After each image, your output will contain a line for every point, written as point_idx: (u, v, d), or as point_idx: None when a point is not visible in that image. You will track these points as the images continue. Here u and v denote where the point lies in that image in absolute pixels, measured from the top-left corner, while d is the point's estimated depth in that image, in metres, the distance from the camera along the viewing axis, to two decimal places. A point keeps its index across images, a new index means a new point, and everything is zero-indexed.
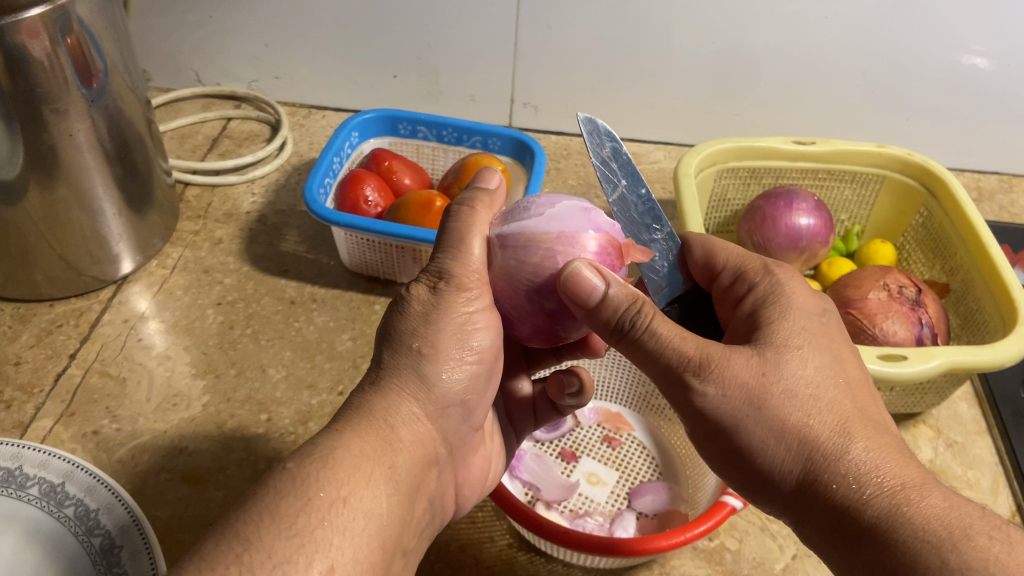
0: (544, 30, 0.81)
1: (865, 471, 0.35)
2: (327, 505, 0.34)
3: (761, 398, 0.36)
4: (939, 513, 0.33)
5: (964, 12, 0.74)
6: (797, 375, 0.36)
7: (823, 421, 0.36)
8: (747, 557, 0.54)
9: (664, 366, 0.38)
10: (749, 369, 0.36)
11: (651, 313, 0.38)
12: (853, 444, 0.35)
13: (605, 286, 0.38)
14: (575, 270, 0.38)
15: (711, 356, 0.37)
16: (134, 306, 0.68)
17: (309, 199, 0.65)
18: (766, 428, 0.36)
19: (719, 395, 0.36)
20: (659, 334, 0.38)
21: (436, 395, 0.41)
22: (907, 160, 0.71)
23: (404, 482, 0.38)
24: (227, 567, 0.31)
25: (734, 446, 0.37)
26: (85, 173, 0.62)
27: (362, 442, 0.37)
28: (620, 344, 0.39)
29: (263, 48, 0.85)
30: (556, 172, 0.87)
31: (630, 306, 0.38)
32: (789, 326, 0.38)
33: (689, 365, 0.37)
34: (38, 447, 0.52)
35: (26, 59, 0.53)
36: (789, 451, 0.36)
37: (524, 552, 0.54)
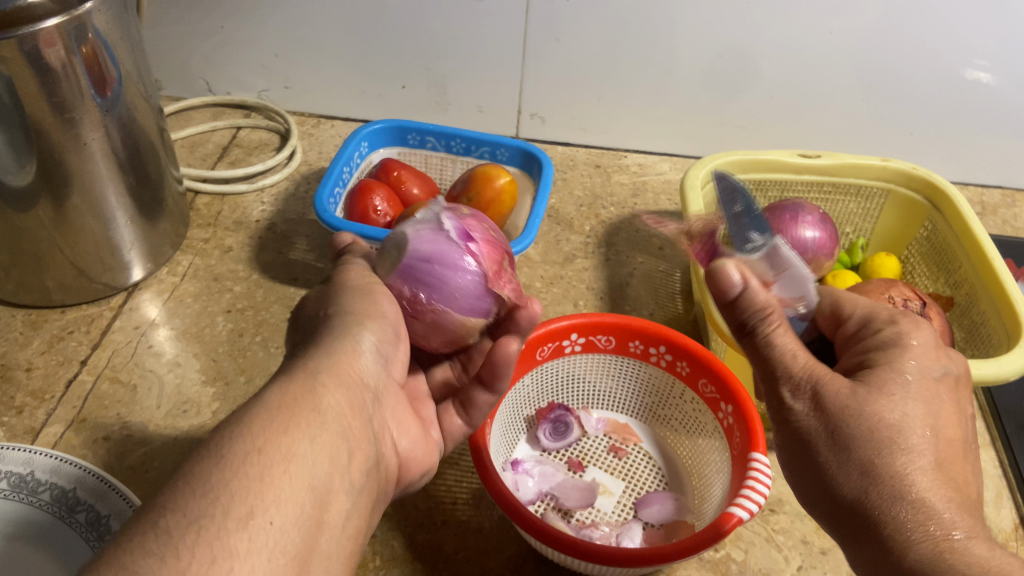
0: (551, 42, 0.81)
1: (924, 514, 0.36)
2: (243, 456, 0.31)
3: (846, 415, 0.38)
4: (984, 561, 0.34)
5: (967, 27, 0.75)
6: (900, 409, 0.38)
7: (907, 457, 0.37)
8: (752, 568, 0.54)
9: (769, 366, 0.41)
10: (843, 394, 0.38)
11: (776, 322, 0.41)
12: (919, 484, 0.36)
13: (744, 284, 0.41)
14: (724, 267, 0.41)
15: (815, 377, 0.39)
16: (144, 313, 0.69)
17: (319, 209, 0.66)
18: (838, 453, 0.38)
19: (806, 414, 0.39)
20: (777, 342, 0.41)
21: (354, 350, 0.41)
22: (912, 174, 0.72)
23: (333, 422, 0.36)
24: (145, 535, 0.27)
25: (813, 467, 0.39)
26: (98, 180, 0.62)
27: (281, 395, 0.35)
28: (744, 342, 0.43)
29: (274, 58, 0.86)
30: (563, 183, 0.88)
31: (768, 308, 0.41)
32: (893, 379, 0.39)
33: (790, 380, 0.40)
34: (49, 452, 0.53)
35: (43, 68, 0.53)
36: (850, 478, 0.38)
37: (532, 562, 0.54)
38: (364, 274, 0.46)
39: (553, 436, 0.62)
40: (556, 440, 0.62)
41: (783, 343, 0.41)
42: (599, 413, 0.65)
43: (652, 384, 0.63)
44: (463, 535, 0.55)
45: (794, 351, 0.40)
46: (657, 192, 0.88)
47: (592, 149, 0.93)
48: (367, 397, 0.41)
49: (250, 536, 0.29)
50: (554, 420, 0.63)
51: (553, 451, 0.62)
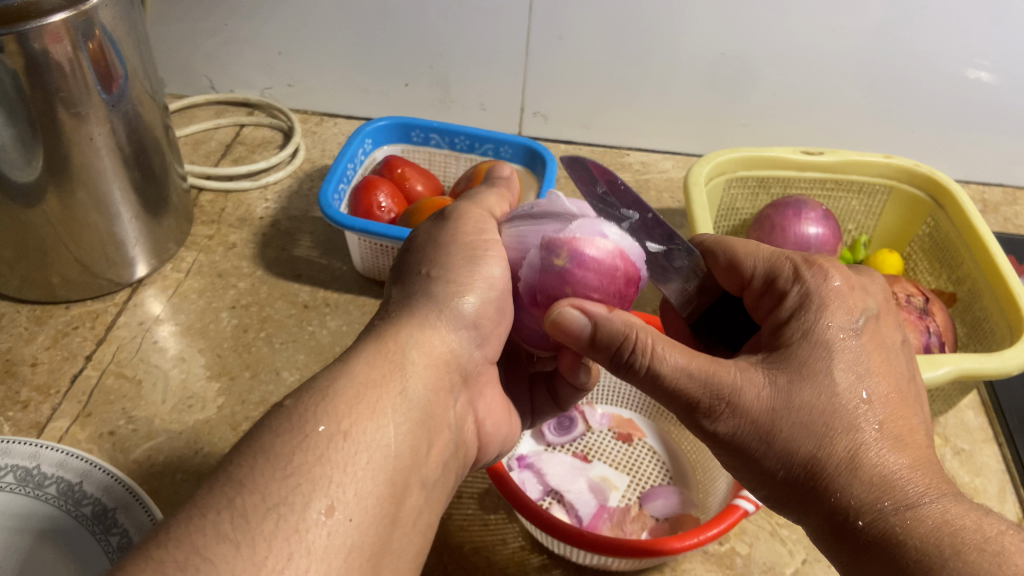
0: (555, 41, 0.82)
1: (882, 489, 0.35)
2: (325, 440, 0.33)
3: (770, 429, 0.36)
4: (951, 528, 0.33)
5: (969, 26, 0.76)
6: (816, 396, 0.36)
7: (840, 441, 0.36)
8: (757, 561, 0.54)
9: (675, 398, 0.38)
10: (758, 402, 0.36)
11: (647, 347, 0.38)
12: (869, 462, 0.35)
13: (593, 320, 0.39)
14: (563, 312, 0.39)
15: (720, 395, 0.37)
16: (149, 309, 0.69)
17: (324, 205, 0.66)
18: (776, 454, 0.37)
19: (732, 428, 0.37)
20: (660, 368, 0.38)
21: (450, 316, 0.42)
22: (915, 171, 0.72)
23: (419, 408, 0.37)
24: (220, 513, 0.29)
25: (748, 462, 0.38)
26: (103, 176, 0.62)
27: (369, 368, 0.37)
28: (625, 375, 0.40)
29: (277, 56, 0.86)
30: (566, 181, 0.88)
31: (627, 334, 0.38)
32: (809, 348, 0.37)
33: (700, 406, 0.38)
34: (56, 446, 0.53)
35: (48, 64, 0.54)
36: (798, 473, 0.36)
37: (537, 555, 0.54)
38: (477, 228, 0.44)
39: (558, 431, 0.62)
40: (560, 434, 0.62)
41: (669, 366, 0.38)
42: (604, 408, 0.65)
43: None
44: (468, 528, 0.55)
45: (683, 367, 0.38)
46: (659, 189, 0.89)
47: (595, 147, 0.94)
48: (456, 377, 0.42)
49: (328, 531, 0.30)
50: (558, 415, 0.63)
51: (558, 445, 0.62)
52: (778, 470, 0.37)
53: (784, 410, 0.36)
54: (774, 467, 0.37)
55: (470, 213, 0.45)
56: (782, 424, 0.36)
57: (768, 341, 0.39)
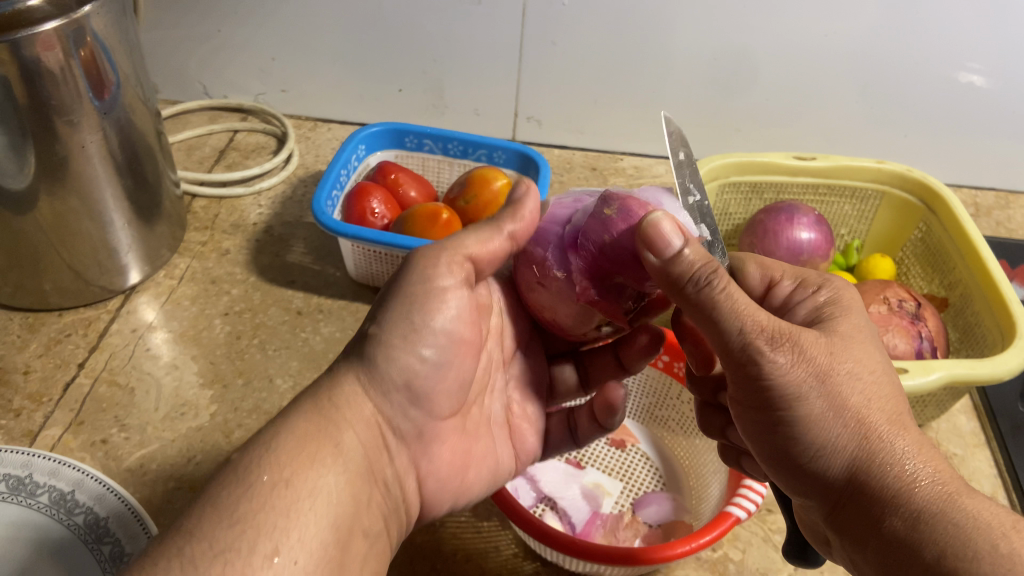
0: (548, 46, 0.82)
1: (910, 466, 0.36)
2: (268, 488, 0.35)
3: (824, 376, 0.37)
4: (979, 510, 0.35)
5: (961, 31, 0.76)
6: (856, 368, 0.38)
7: (877, 410, 0.38)
8: (750, 567, 0.55)
9: (734, 337, 0.38)
10: (819, 349, 0.38)
11: (726, 279, 0.38)
12: (900, 439, 0.37)
13: (684, 243, 0.37)
14: (657, 220, 0.38)
15: (787, 334, 0.38)
16: (142, 316, 0.69)
17: (317, 211, 0.66)
18: (825, 409, 0.37)
19: (787, 376, 0.37)
20: (735, 301, 0.38)
21: (380, 379, 0.42)
22: (906, 176, 0.72)
23: (353, 462, 0.39)
24: (172, 561, 0.32)
25: (793, 424, 0.38)
26: (95, 183, 0.62)
27: (305, 423, 0.39)
28: (691, 308, 0.39)
29: (271, 61, 0.86)
30: (559, 186, 0.88)
31: (711, 265, 0.38)
32: (845, 325, 0.41)
33: (764, 341, 0.38)
34: (49, 456, 0.53)
35: (41, 72, 0.54)
36: (840, 436, 0.37)
37: (530, 562, 0.54)
38: (449, 268, 0.43)
39: None
40: None
41: (741, 302, 0.38)
42: None
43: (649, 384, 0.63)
44: (462, 535, 0.55)
45: (755, 310, 0.38)
46: None
47: (589, 152, 0.94)
48: (389, 433, 0.43)
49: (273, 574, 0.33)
50: None
51: None
52: (828, 433, 0.37)
53: (834, 365, 0.38)
54: (810, 435, 0.38)
55: (435, 255, 0.43)
56: (833, 376, 0.38)
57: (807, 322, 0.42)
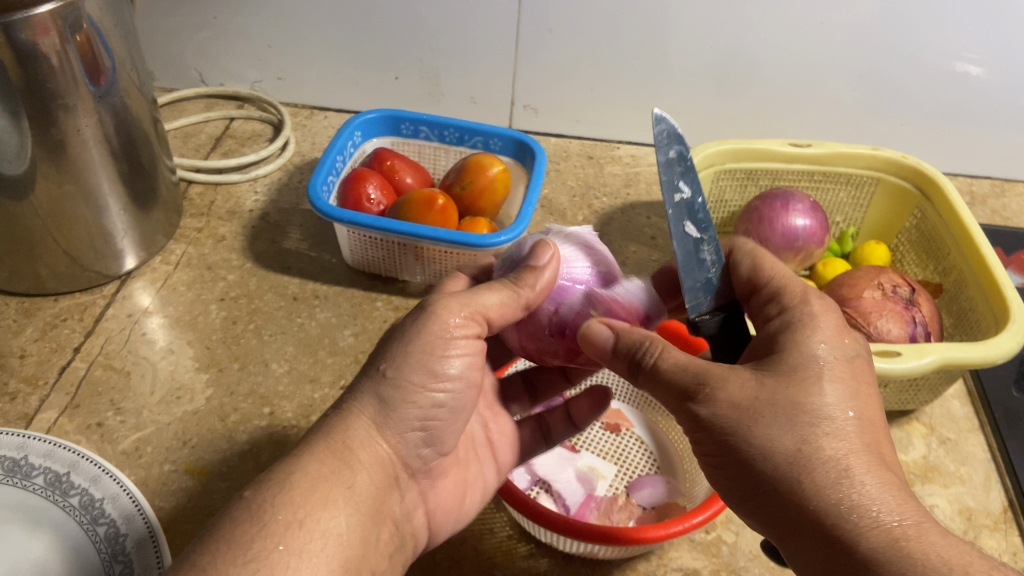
0: (544, 34, 0.82)
1: (863, 504, 0.34)
2: (283, 528, 0.35)
3: (752, 416, 0.36)
4: (940, 554, 0.33)
5: (957, 19, 0.76)
6: (807, 400, 0.36)
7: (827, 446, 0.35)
8: (743, 550, 0.55)
9: (672, 389, 0.39)
10: (743, 391, 0.37)
11: (660, 348, 0.40)
12: (854, 477, 0.35)
13: (613, 331, 0.42)
14: (589, 327, 0.43)
15: (709, 377, 0.38)
16: (138, 301, 0.69)
17: (312, 196, 0.66)
18: (759, 446, 0.36)
19: (712, 413, 0.37)
20: (664, 364, 0.39)
21: (396, 421, 0.41)
22: (901, 163, 0.72)
23: (365, 501, 0.39)
24: None
25: (734, 460, 0.37)
26: (91, 168, 0.62)
27: (319, 466, 0.38)
28: (643, 383, 0.41)
29: (267, 49, 0.86)
30: (555, 174, 0.88)
31: (644, 340, 0.41)
32: (800, 352, 0.38)
33: (689, 388, 0.38)
34: (44, 437, 0.53)
35: (37, 56, 0.54)
36: (777, 474, 0.36)
37: (524, 544, 0.54)
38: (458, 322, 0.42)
39: None
40: None
41: (672, 362, 0.39)
42: None
43: None
44: None
45: (685, 363, 0.39)
46: (649, 182, 0.89)
47: (585, 140, 0.94)
48: (400, 472, 0.43)
49: None
50: None
51: None
52: (764, 472, 0.36)
53: (773, 401, 0.36)
54: (756, 473, 0.36)
55: (448, 305, 0.42)
56: (760, 417, 0.36)
57: (762, 351, 0.40)
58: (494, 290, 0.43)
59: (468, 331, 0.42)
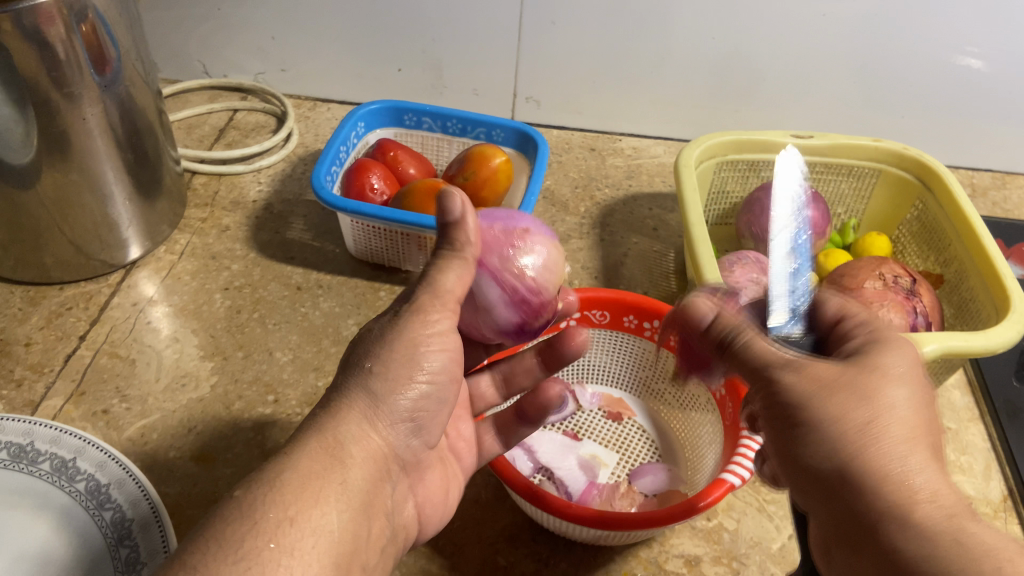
0: (547, 26, 0.82)
1: (919, 497, 0.32)
2: (274, 526, 0.35)
3: (828, 389, 0.34)
4: (991, 548, 0.31)
5: (959, 10, 0.76)
6: (888, 389, 0.34)
7: (894, 434, 0.33)
8: (744, 537, 0.55)
9: (754, 368, 0.37)
10: (828, 371, 0.35)
11: (756, 332, 0.38)
12: (912, 470, 0.33)
13: (716, 313, 0.40)
14: (695, 300, 0.41)
15: (803, 357, 0.36)
16: (142, 290, 0.69)
17: (317, 186, 0.66)
18: (828, 417, 0.34)
19: (795, 381, 0.35)
20: (758, 347, 0.37)
21: (386, 411, 0.42)
22: (903, 155, 0.73)
23: (356, 496, 0.39)
24: None
25: (795, 431, 0.36)
26: (96, 157, 0.63)
27: (311, 462, 0.38)
28: (730, 364, 0.39)
29: (270, 41, 0.87)
30: (558, 165, 0.89)
31: (743, 324, 0.39)
32: (884, 351, 0.36)
33: (776, 362, 0.36)
34: (49, 422, 0.53)
35: (42, 44, 0.54)
36: (840, 451, 0.33)
37: (526, 530, 0.55)
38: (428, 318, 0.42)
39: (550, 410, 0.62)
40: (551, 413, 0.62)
41: (766, 347, 0.37)
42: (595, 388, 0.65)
43: (646, 358, 0.64)
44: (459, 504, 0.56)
45: (777, 348, 0.37)
46: (651, 174, 0.89)
47: (587, 133, 0.94)
48: (392, 467, 0.43)
49: None
50: None
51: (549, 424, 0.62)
52: (824, 444, 0.34)
53: (849, 380, 0.34)
54: (817, 452, 0.35)
55: (422, 299, 0.42)
56: (836, 392, 0.34)
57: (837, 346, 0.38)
58: (449, 270, 0.42)
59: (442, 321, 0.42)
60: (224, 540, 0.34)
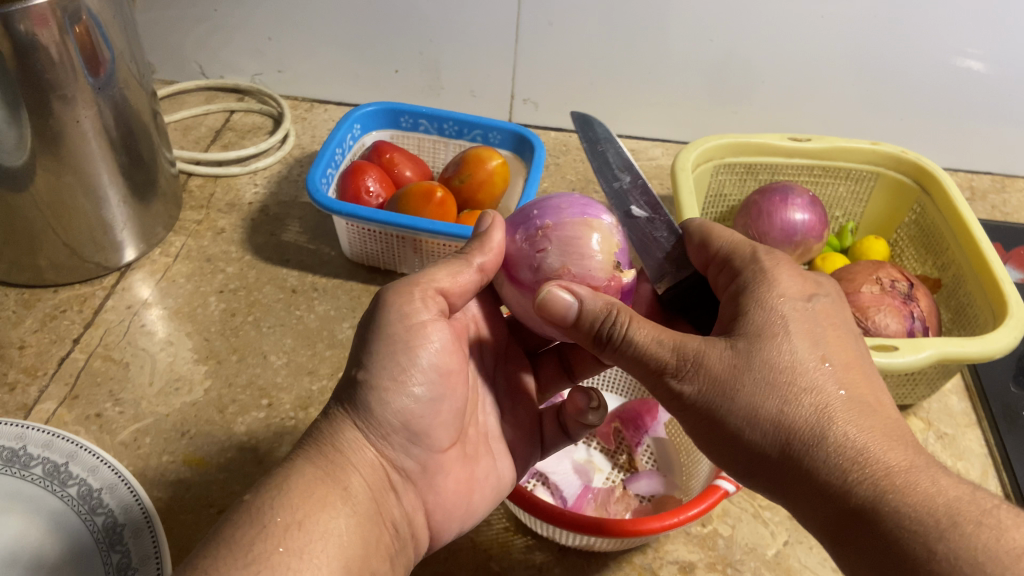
0: (544, 27, 0.82)
1: (856, 454, 0.35)
2: (281, 530, 0.35)
3: (731, 388, 0.37)
4: (933, 497, 0.33)
5: (958, 12, 0.76)
6: (776, 361, 0.37)
7: (801, 406, 0.36)
8: (739, 543, 0.55)
9: (646, 366, 0.40)
10: (721, 362, 0.37)
11: (627, 320, 0.40)
12: (834, 427, 0.35)
13: (577, 301, 0.40)
14: (549, 292, 0.40)
15: (687, 355, 0.38)
16: (137, 293, 0.69)
17: (312, 189, 0.66)
18: (742, 417, 0.37)
19: (695, 392, 0.38)
20: (636, 341, 0.39)
21: (382, 416, 0.42)
22: (901, 158, 0.72)
23: (359, 501, 0.39)
24: None
25: (723, 434, 0.38)
26: (90, 160, 0.62)
27: (312, 469, 0.39)
28: (609, 353, 0.41)
29: (267, 41, 0.86)
30: (555, 167, 0.88)
31: (609, 311, 0.40)
32: (764, 316, 0.38)
33: (667, 367, 0.39)
34: (42, 427, 0.53)
35: (35, 47, 0.54)
36: (766, 436, 0.36)
37: (521, 536, 0.54)
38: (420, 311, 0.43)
39: None
40: None
41: (643, 337, 0.39)
42: None
43: None
44: None
45: (657, 337, 0.39)
46: (648, 176, 0.89)
47: None
48: (394, 473, 0.43)
49: None
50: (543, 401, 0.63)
51: None
52: (756, 441, 0.37)
53: (749, 366, 0.37)
54: (757, 442, 0.37)
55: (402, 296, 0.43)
56: (738, 389, 0.37)
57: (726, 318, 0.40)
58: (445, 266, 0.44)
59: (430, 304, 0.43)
60: (223, 551, 0.34)
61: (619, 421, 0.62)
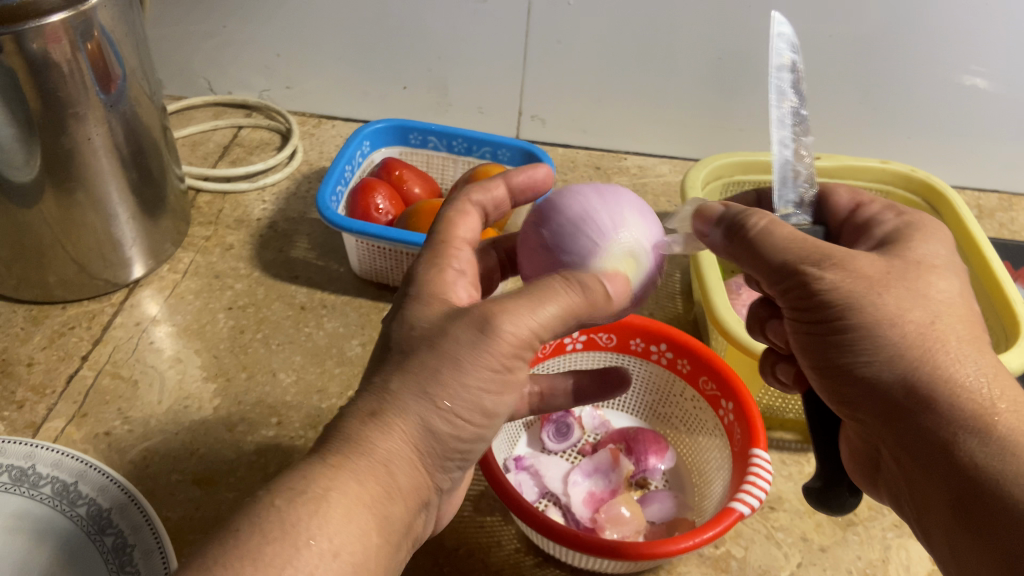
0: (552, 45, 0.82)
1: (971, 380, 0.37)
2: (317, 559, 0.30)
3: (877, 284, 0.38)
4: None
5: (964, 30, 0.76)
6: (936, 287, 0.39)
7: (943, 325, 0.38)
8: (752, 565, 0.54)
9: (783, 267, 0.40)
10: (868, 267, 0.38)
11: (766, 219, 0.41)
12: (964, 355, 0.37)
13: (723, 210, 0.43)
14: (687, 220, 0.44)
15: (836, 253, 0.39)
16: (145, 310, 0.69)
17: (322, 206, 0.66)
18: (882, 312, 0.38)
19: (836, 280, 0.38)
20: (773, 233, 0.40)
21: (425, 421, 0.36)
22: (910, 176, 0.73)
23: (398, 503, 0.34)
24: None
25: (846, 328, 0.39)
26: (101, 177, 0.62)
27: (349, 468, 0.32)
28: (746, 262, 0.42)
29: (276, 58, 0.87)
30: (563, 184, 0.88)
31: (749, 214, 0.42)
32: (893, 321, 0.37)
33: (808, 258, 0.39)
34: (52, 446, 0.52)
35: (47, 65, 0.54)
36: (899, 334, 0.37)
37: (532, 557, 0.54)
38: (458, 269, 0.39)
39: (558, 437, 0.62)
40: (559, 441, 0.62)
41: (786, 232, 0.40)
42: (599, 410, 0.65)
43: (653, 384, 0.63)
44: (464, 530, 0.55)
45: (800, 236, 0.40)
46: (656, 194, 0.89)
47: (592, 151, 0.94)
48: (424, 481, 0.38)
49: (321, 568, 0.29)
50: (556, 421, 0.62)
51: (557, 451, 0.62)
52: (885, 338, 0.38)
53: (898, 276, 0.38)
54: (878, 345, 0.38)
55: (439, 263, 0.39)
56: (889, 287, 0.38)
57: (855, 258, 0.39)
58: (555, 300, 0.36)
59: (463, 254, 0.41)
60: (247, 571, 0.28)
61: (624, 444, 0.61)
